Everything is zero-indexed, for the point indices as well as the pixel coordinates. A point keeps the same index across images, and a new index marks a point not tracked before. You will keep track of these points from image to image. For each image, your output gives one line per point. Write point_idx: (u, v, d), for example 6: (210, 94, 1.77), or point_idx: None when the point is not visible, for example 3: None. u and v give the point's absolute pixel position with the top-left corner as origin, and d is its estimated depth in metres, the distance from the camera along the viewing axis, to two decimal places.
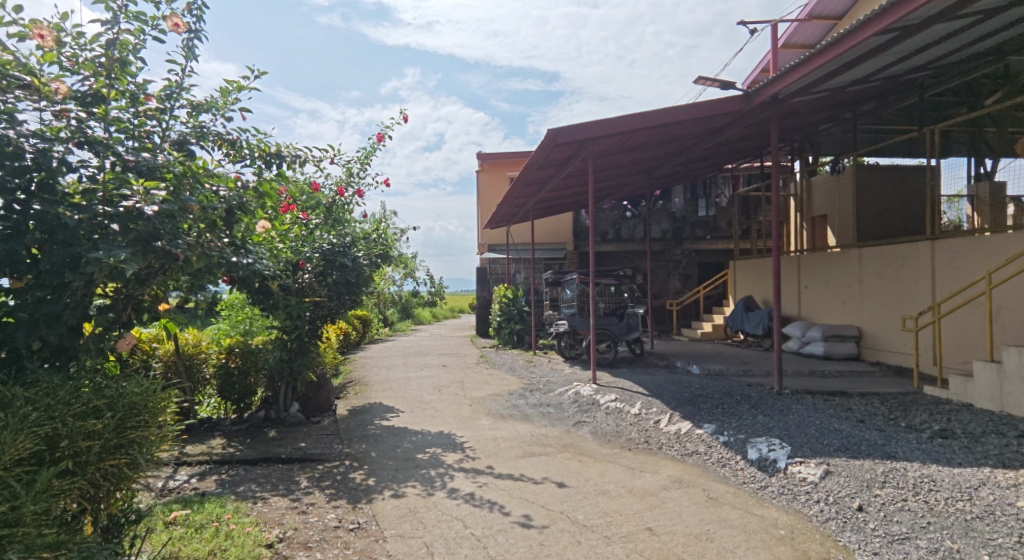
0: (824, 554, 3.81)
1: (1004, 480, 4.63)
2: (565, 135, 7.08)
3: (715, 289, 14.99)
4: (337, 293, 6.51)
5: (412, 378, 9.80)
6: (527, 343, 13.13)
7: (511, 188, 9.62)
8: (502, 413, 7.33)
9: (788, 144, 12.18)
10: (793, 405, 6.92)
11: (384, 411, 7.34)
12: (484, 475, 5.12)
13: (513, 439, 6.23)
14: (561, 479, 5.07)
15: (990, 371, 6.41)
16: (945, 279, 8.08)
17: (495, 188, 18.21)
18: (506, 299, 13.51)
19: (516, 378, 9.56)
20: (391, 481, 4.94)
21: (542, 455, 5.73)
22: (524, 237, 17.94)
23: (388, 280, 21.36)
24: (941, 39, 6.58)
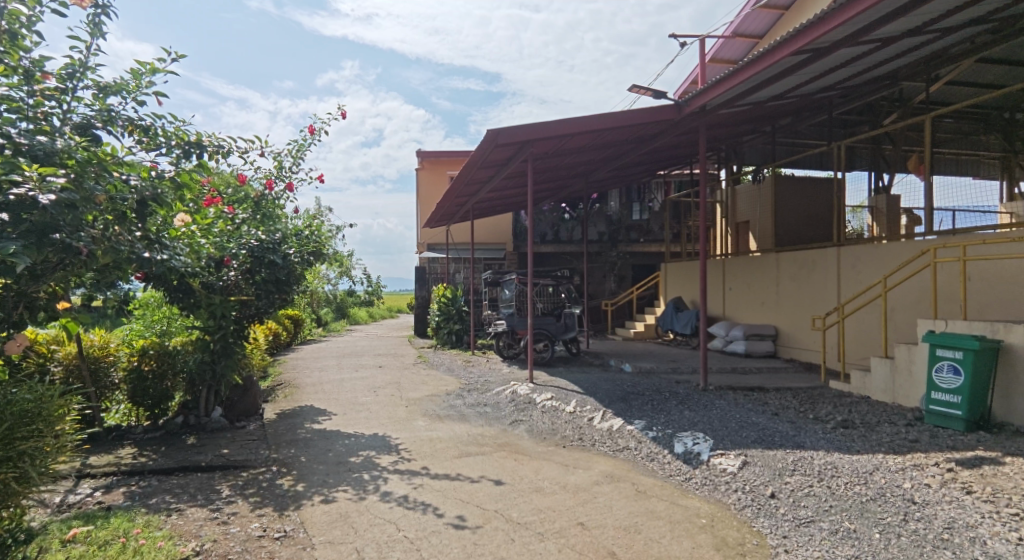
0: (739, 540, 4.15)
1: (895, 464, 5.15)
2: (505, 135, 7.26)
3: (647, 290, 15.59)
4: (266, 291, 6.45)
5: (346, 379, 9.74)
6: (466, 343, 13.27)
7: (451, 187, 9.72)
8: (438, 414, 7.45)
9: (715, 153, 12.84)
10: (717, 401, 7.37)
11: (316, 414, 7.32)
12: (420, 476, 5.24)
13: (449, 439, 6.37)
14: (497, 477, 5.26)
15: (885, 366, 7.05)
16: (850, 282, 8.78)
17: (434, 186, 18.26)
18: (445, 299, 13.58)
19: (453, 379, 9.66)
20: (321, 486, 4.98)
21: (478, 455, 5.89)
22: (462, 237, 18.04)
23: (321, 278, 20.95)
24: (845, 63, 7.19)
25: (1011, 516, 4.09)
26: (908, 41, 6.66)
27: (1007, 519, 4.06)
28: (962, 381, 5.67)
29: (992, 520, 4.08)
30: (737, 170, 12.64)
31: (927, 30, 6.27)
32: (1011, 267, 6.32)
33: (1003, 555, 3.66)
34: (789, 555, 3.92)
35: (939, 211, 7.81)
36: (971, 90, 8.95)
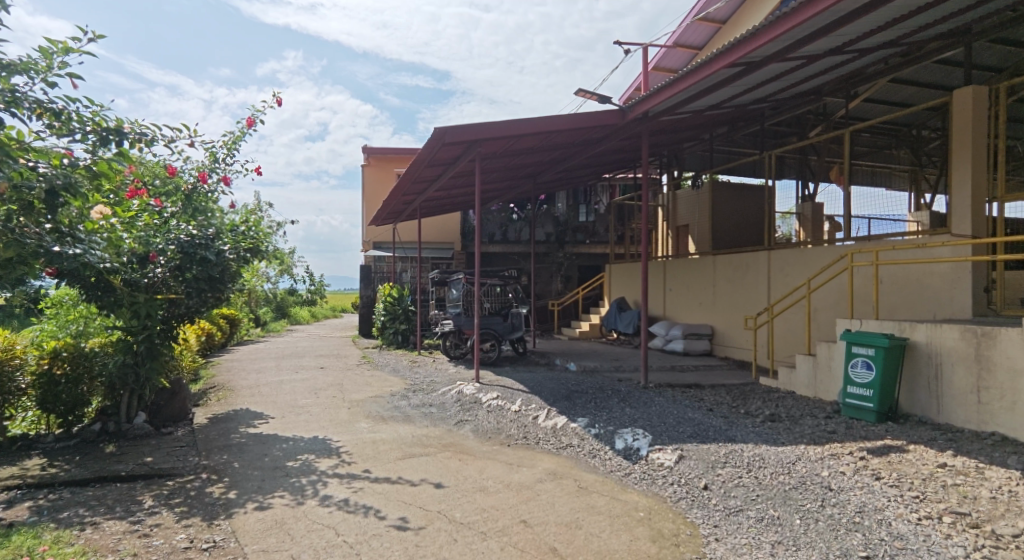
0: (674, 530, 4.40)
1: (814, 453, 5.52)
2: (452, 134, 7.35)
3: (593, 291, 15.96)
4: (197, 290, 6.22)
5: (285, 381, 9.59)
6: (412, 343, 13.26)
7: (398, 185, 9.72)
8: (382, 415, 7.45)
9: (657, 159, 13.29)
10: (656, 398, 7.68)
11: (252, 418, 7.21)
12: (360, 480, 5.26)
13: (393, 441, 6.41)
14: (440, 479, 5.32)
15: (808, 363, 7.52)
16: (779, 284, 9.30)
17: (381, 183, 18.13)
18: (391, 298, 13.51)
19: (398, 380, 9.66)
20: (255, 492, 4.93)
21: (423, 456, 5.97)
22: (409, 236, 17.97)
23: (261, 276, 20.44)
24: (775, 77, 7.60)
25: (912, 499, 4.45)
26: (830, 59, 7.12)
27: (910, 501, 4.42)
28: (874, 374, 6.12)
29: (896, 502, 4.43)
30: (678, 175, 13.14)
31: (848, 49, 6.74)
32: (918, 270, 6.88)
33: (906, 536, 3.99)
34: (719, 543, 4.18)
35: (857, 218, 8.34)
36: (887, 108, 9.65)
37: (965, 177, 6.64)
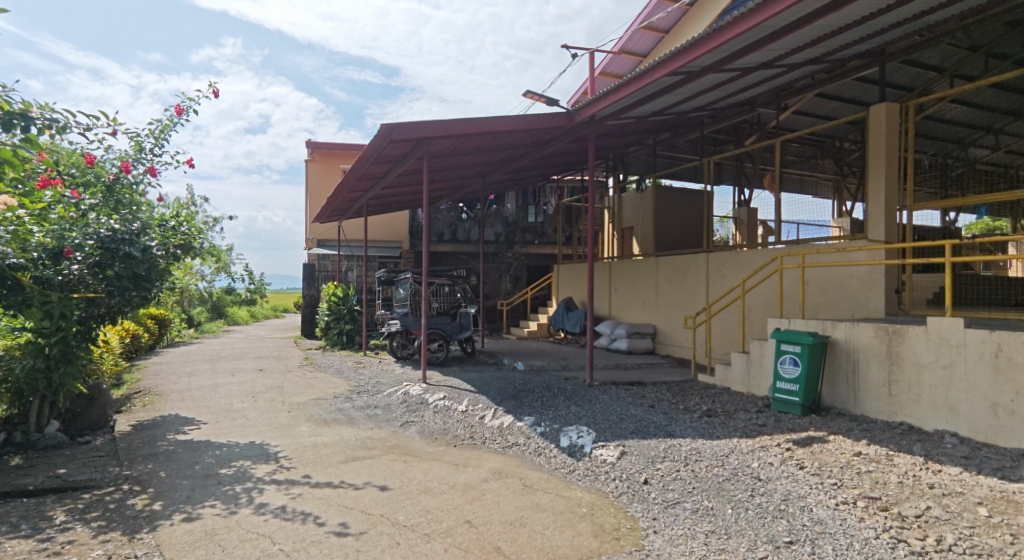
0: (615, 525, 4.58)
1: (747, 445, 5.84)
2: (399, 131, 7.37)
3: (541, 291, 16.16)
4: (120, 288, 6.01)
5: (220, 385, 9.33)
6: (357, 344, 13.13)
7: (344, 180, 9.63)
8: (325, 419, 7.37)
9: (604, 162, 13.62)
10: (601, 395, 7.91)
11: (182, 424, 6.99)
12: (299, 486, 5.16)
13: (335, 445, 6.33)
14: (385, 482, 5.30)
15: (742, 360, 7.89)
16: (716, 285, 9.72)
17: (325, 179, 17.84)
18: (336, 298, 13.33)
19: (342, 381, 9.57)
20: (183, 503, 4.76)
21: (366, 459, 5.92)
22: (354, 235, 17.74)
23: (196, 274, 19.71)
24: (713, 87, 7.95)
25: (832, 485, 4.78)
26: (763, 72, 7.51)
27: (829, 488, 4.75)
28: (800, 370, 6.49)
29: (818, 490, 4.74)
30: (623, 178, 13.49)
31: (779, 63, 7.12)
32: (840, 272, 7.35)
33: (825, 521, 4.29)
34: (657, 535, 4.37)
35: (787, 224, 8.92)
36: (816, 119, 10.23)
37: (879, 186, 7.11)
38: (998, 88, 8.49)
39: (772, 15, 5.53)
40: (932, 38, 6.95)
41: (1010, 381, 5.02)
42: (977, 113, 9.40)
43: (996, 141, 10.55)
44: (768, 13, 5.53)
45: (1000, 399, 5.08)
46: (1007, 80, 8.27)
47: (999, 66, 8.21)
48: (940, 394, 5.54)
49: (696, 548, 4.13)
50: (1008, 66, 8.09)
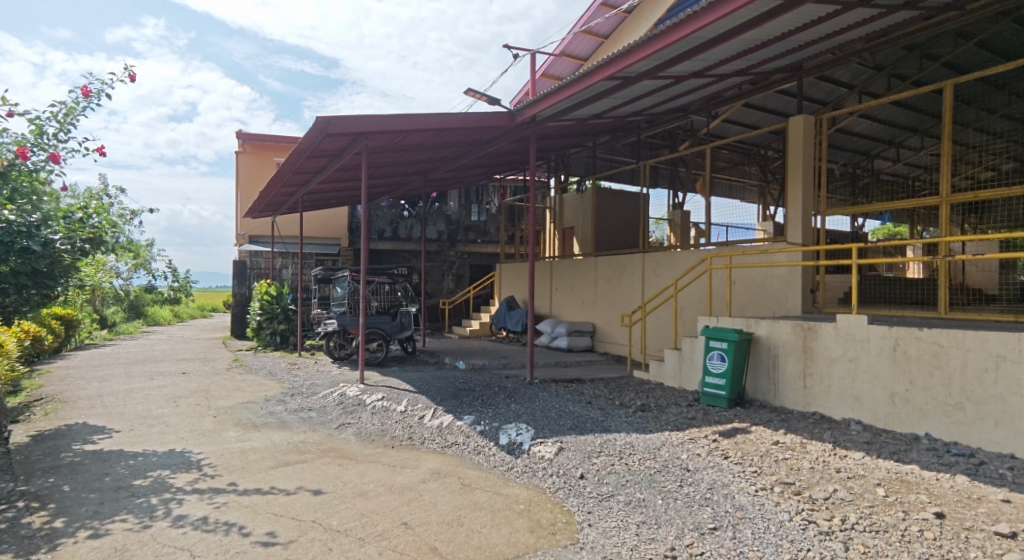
0: (553, 520, 4.72)
1: (677, 438, 6.12)
2: (336, 124, 7.29)
3: (483, 290, 16.19)
4: (17, 285, 5.75)
5: (136, 390, 8.92)
6: (292, 344, 12.85)
7: (279, 173, 9.41)
8: (255, 422, 7.16)
9: (545, 163, 13.86)
10: (540, 393, 8.08)
11: (90, 434, 6.65)
12: (225, 494, 4.97)
13: (265, 449, 6.12)
14: (318, 486, 5.21)
15: (674, 356, 8.23)
16: (651, 285, 10.10)
17: (258, 171, 17.34)
18: (269, 296, 12.90)
19: (274, 384, 9.35)
20: (89, 519, 4.50)
21: (298, 463, 5.77)
22: (288, 231, 17.30)
23: (110, 271, 18.64)
24: (649, 93, 8.24)
25: (753, 473, 5.09)
26: (695, 81, 7.86)
27: (750, 476, 5.06)
28: (727, 365, 6.84)
29: (740, 478, 5.04)
30: (564, 178, 13.69)
31: (709, 73, 7.47)
32: (763, 272, 7.81)
33: (745, 506, 4.57)
34: (591, 528, 4.54)
35: (716, 226, 9.40)
36: (743, 127, 10.77)
37: (797, 194, 7.60)
38: (898, 106, 9.23)
39: (700, 26, 5.82)
40: (842, 57, 7.49)
41: (904, 372, 5.55)
42: (882, 126, 10.16)
43: (897, 154, 11.42)
44: (696, 25, 5.83)
45: (897, 388, 5.60)
46: (907, 98, 9.00)
47: (899, 85, 8.91)
48: (848, 385, 6.01)
49: (627, 538, 4.32)
50: (908, 85, 8.80)
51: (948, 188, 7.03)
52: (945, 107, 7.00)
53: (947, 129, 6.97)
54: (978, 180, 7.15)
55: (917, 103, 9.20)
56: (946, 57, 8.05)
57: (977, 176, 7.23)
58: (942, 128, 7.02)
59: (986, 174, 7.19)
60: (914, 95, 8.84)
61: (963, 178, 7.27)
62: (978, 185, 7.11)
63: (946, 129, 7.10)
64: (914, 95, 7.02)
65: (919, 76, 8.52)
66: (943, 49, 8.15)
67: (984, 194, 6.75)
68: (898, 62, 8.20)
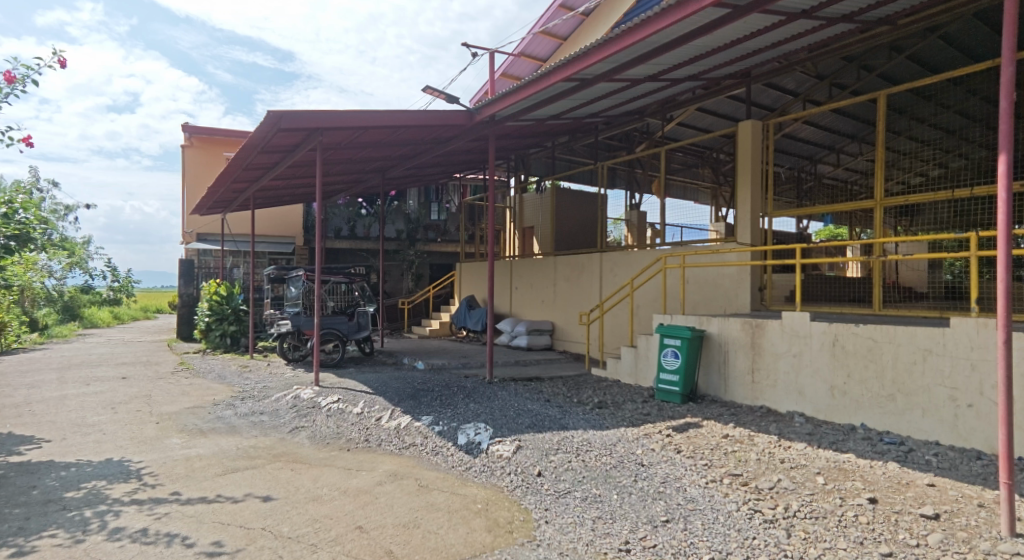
0: (510, 518, 4.74)
1: (632, 433, 6.23)
2: (288, 120, 7.16)
3: (442, 290, 16.10)
4: None
5: (72, 397, 8.54)
6: (243, 345, 12.50)
7: (228, 169, 9.18)
8: (201, 428, 6.95)
9: (505, 163, 13.90)
10: (499, 392, 8.09)
11: (17, 445, 6.33)
12: (166, 504, 4.81)
13: (211, 456, 5.96)
14: (268, 492, 5.10)
15: (631, 353, 8.35)
16: (609, 284, 10.25)
17: (205, 166, 16.85)
18: (218, 297, 12.50)
19: (223, 387, 9.10)
20: (16, 535, 4.29)
21: (247, 469, 5.63)
22: (239, 230, 16.84)
23: (42, 271, 17.76)
24: (605, 95, 8.35)
25: (703, 466, 5.22)
26: (649, 84, 8.01)
27: (700, 468, 5.18)
28: (680, 361, 6.98)
29: (691, 471, 5.16)
30: (524, 179, 13.74)
31: (663, 77, 7.61)
32: (714, 272, 8.01)
33: (696, 499, 4.68)
34: (548, 525, 4.58)
35: (672, 226, 9.58)
36: (696, 131, 11.02)
37: (746, 196, 7.83)
38: (839, 113, 9.62)
39: (653, 32, 5.94)
40: (788, 65, 7.85)
41: (843, 365, 5.79)
42: (824, 133, 10.55)
43: (838, 159, 11.86)
44: (648, 30, 5.95)
45: (836, 381, 5.84)
46: (846, 107, 9.38)
47: (839, 94, 9.27)
48: (792, 379, 6.22)
49: (583, 534, 4.37)
50: (847, 94, 9.17)
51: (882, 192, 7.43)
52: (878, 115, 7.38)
53: (879, 137, 7.37)
54: (910, 185, 7.59)
55: (857, 111, 9.60)
56: (880, 68, 8.35)
57: (909, 181, 7.66)
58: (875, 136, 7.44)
59: (917, 180, 7.62)
60: (853, 104, 9.23)
61: (896, 183, 7.71)
62: (909, 190, 7.55)
63: (878, 137, 7.52)
64: (851, 103, 7.35)
65: (857, 86, 8.88)
66: (878, 62, 8.50)
67: (913, 199, 7.15)
68: (837, 73, 8.52)
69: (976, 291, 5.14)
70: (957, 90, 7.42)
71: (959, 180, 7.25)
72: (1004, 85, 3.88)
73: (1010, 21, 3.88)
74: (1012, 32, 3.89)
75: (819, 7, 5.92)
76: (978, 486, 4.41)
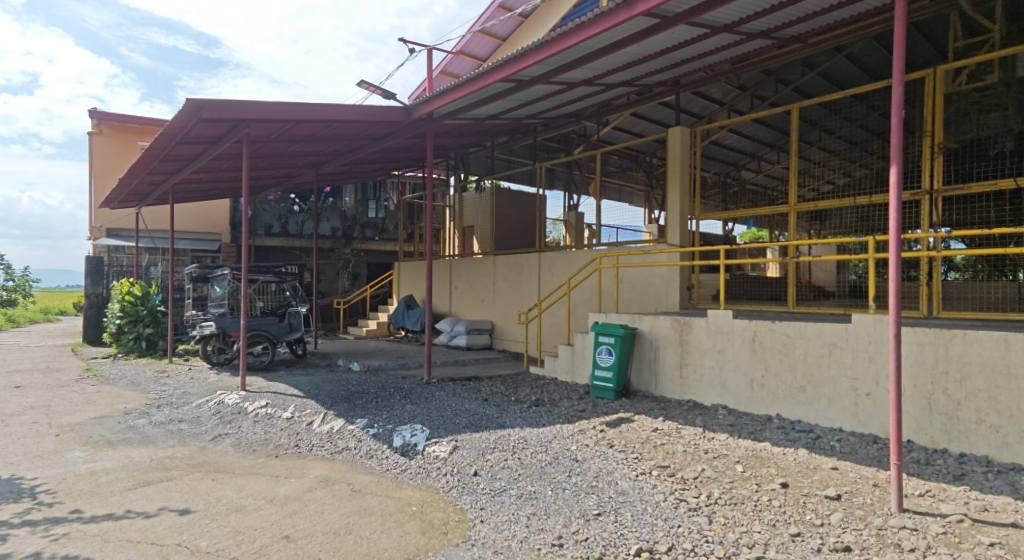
0: (444, 519, 4.68)
1: (567, 429, 6.28)
2: (210, 109, 6.84)
3: (380, 289, 15.78)
4: None
5: None
6: (160, 349, 11.87)
7: (144, 159, 8.66)
8: (110, 440, 6.53)
9: (445, 161, 13.78)
10: (437, 392, 7.99)
11: None
12: (67, 523, 4.49)
13: (120, 469, 5.61)
14: (186, 504, 4.84)
15: (568, 351, 8.42)
16: (548, 283, 10.32)
17: (116, 155, 15.91)
18: (132, 299, 11.82)
19: (137, 395, 8.59)
20: None
21: (161, 482, 5.33)
22: (158, 225, 15.96)
23: None
24: (543, 97, 8.38)
25: (634, 459, 5.32)
26: (584, 88, 8.13)
27: (631, 462, 5.28)
28: (614, 358, 7.10)
29: (623, 464, 5.25)
30: (463, 178, 13.65)
31: (597, 82, 7.70)
32: (647, 271, 8.19)
33: (626, 491, 4.76)
34: (483, 524, 4.55)
35: (607, 227, 9.72)
36: (630, 135, 11.27)
37: (675, 198, 8.07)
38: (760, 123, 10.06)
39: (589, 36, 5.98)
40: (713, 76, 8.11)
41: (761, 359, 6.03)
42: (748, 140, 11.01)
43: (760, 165, 12.39)
44: (583, 35, 6.00)
45: (755, 374, 6.08)
46: (767, 117, 9.83)
47: (761, 105, 9.70)
48: (717, 373, 6.43)
49: (517, 531, 4.36)
50: (767, 105, 9.60)
51: (795, 197, 7.92)
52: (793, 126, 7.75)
53: (793, 145, 7.84)
54: (821, 191, 7.97)
55: (776, 122, 10.08)
56: (795, 83, 8.77)
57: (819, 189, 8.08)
58: (790, 145, 7.91)
59: (827, 187, 8.02)
60: (772, 114, 9.67)
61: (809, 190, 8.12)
62: (820, 195, 8.00)
63: (792, 145, 7.93)
64: (770, 113, 7.68)
65: (776, 98, 9.33)
66: (793, 76, 8.91)
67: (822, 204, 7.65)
68: (758, 85, 8.90)
69: (873, 289, 5.52)
70: (860, 106, 7.96)
71: (862, 188, 7.74)
72: (895, 105, 4.14)
73: (900, 45, 4.13)
74: (901, 55, 4.14)
75: (740, 22, 6.14)
76: (874, 467, 4.70)
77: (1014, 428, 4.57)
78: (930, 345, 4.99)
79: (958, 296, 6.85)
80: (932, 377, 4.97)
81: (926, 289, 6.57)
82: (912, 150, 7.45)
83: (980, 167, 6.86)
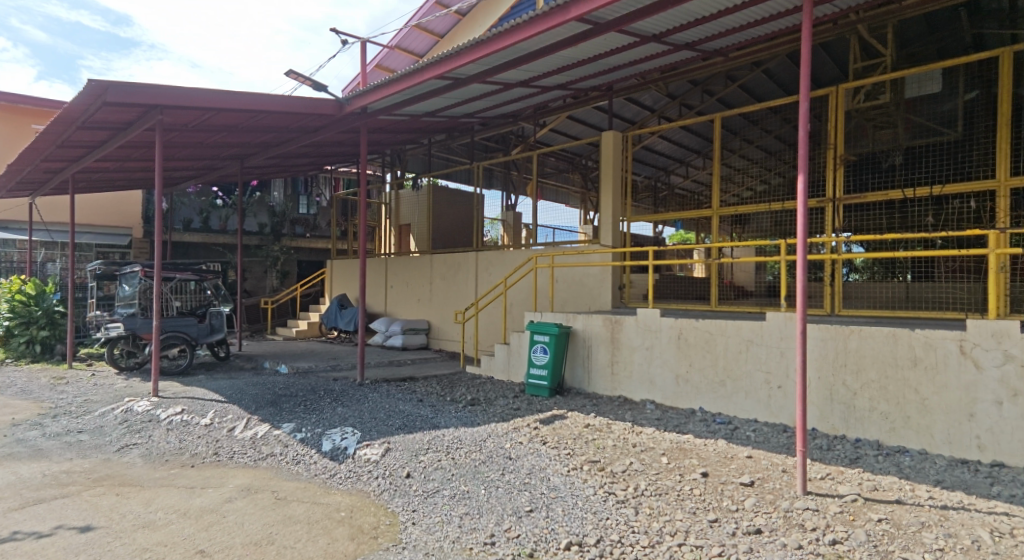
0: (374, 524, 4.51)
1: (502, 428, 6.21)
2: (116, 92, 6.34)
3: (311, 289, 15.27)
4: None
5: None
6: (58, 354, 11.08)
7: (40, 144, 7.96)
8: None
9: (380, 158, 13.45)
10: (369, 394, 7.76)
11: None
12: None
13: (7, 487, 5.11)
14: (86, 521, 4.48)
15: (504, 350, 8.36)
16: (485, 282, 10.23)
17: (8, 139, 14.68)
18: (23, 298, 10.94)
19: (31, 404, 7.92)
20: None
21: (57, 498, 4.90)
22: (63, 218, 14.82)
23: None
24: (479, 96, 8.28)
25: (566, 455, 5.30)
26: (520, 89, 8.10)
27: (563, 458, 5.26)
28: (548, 357, 7.08)
29: (555, 460, 5.22)
30: (400, 175, 13.35)
31: (533, 84, 7.68)
32: (582, 271, 8.23)
33: (558, 487, 4.74)
34: (415, 526, 4.42)
35: (543, 228, 9.75)
36: (566, 137, 11.35)
37: (608, 199, 8.14)
38: (689, 130, 10.34)
39: (528, 36, 5.89)
40: (644, 83, 8.24)
41: (685, 356, 6.16)
42: (677, 146, 11.32)
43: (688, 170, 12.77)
44: (521, 34, 5.90)
45: (680, 369, 6.20)
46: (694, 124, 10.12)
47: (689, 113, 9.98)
48: (644, 369, 6.53)
49: (449, 532, 4.25)
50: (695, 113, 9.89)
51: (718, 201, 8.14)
52: (716, 134, 7.96)
53: (716, 152, 8.06)
54: (742, 197, 8.27)
55: (704, 129, 10.39)
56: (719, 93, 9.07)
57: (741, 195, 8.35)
58: (713, 151, 8.13)
59: (748, 191, 8.32)
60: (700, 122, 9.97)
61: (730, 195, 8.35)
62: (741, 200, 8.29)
63: (715, 152, 8.13)
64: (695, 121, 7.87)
65: (703, 107, 9.62)
66: (717, 86, 9.20)
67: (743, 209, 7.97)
68: (686, 93, 9.14)
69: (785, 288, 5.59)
70: (775, 118, 8.30)
71: (779, 193, 8.09)
72: (802, 118, 4.26)
73: (806, 63, 4.25)
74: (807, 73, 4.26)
75: (668, 32, 6.24)
76: (782, 454, 4.87)
77: (900, 413, 4.84)
78: (832, 339, 5.19)
79: (856, 295, 7.30)
80: (833, 369, 5.19)
81: (829, 289, 6.95)
82: (818, 160, 7.84)
83: (874, 178, 7.37)
